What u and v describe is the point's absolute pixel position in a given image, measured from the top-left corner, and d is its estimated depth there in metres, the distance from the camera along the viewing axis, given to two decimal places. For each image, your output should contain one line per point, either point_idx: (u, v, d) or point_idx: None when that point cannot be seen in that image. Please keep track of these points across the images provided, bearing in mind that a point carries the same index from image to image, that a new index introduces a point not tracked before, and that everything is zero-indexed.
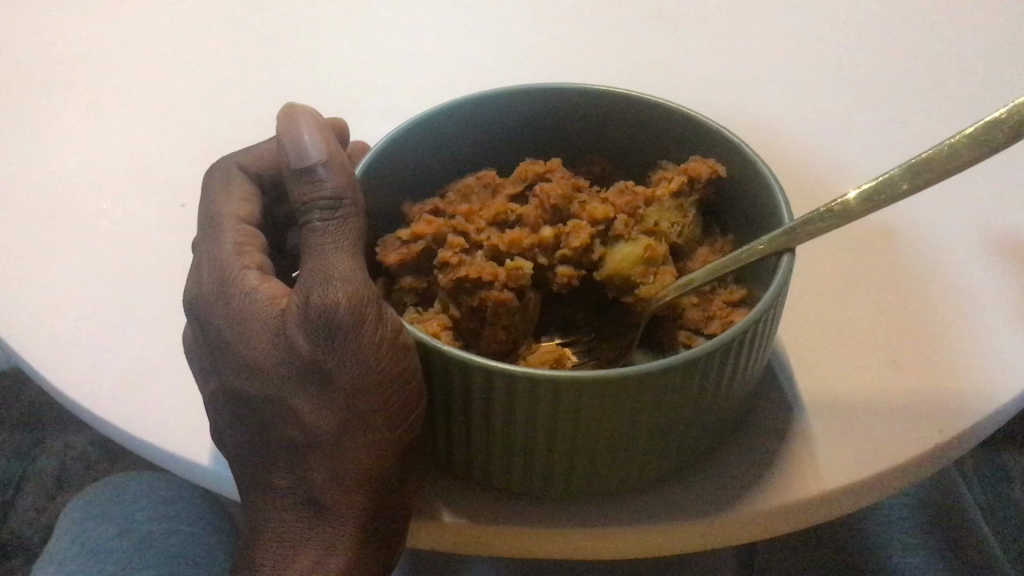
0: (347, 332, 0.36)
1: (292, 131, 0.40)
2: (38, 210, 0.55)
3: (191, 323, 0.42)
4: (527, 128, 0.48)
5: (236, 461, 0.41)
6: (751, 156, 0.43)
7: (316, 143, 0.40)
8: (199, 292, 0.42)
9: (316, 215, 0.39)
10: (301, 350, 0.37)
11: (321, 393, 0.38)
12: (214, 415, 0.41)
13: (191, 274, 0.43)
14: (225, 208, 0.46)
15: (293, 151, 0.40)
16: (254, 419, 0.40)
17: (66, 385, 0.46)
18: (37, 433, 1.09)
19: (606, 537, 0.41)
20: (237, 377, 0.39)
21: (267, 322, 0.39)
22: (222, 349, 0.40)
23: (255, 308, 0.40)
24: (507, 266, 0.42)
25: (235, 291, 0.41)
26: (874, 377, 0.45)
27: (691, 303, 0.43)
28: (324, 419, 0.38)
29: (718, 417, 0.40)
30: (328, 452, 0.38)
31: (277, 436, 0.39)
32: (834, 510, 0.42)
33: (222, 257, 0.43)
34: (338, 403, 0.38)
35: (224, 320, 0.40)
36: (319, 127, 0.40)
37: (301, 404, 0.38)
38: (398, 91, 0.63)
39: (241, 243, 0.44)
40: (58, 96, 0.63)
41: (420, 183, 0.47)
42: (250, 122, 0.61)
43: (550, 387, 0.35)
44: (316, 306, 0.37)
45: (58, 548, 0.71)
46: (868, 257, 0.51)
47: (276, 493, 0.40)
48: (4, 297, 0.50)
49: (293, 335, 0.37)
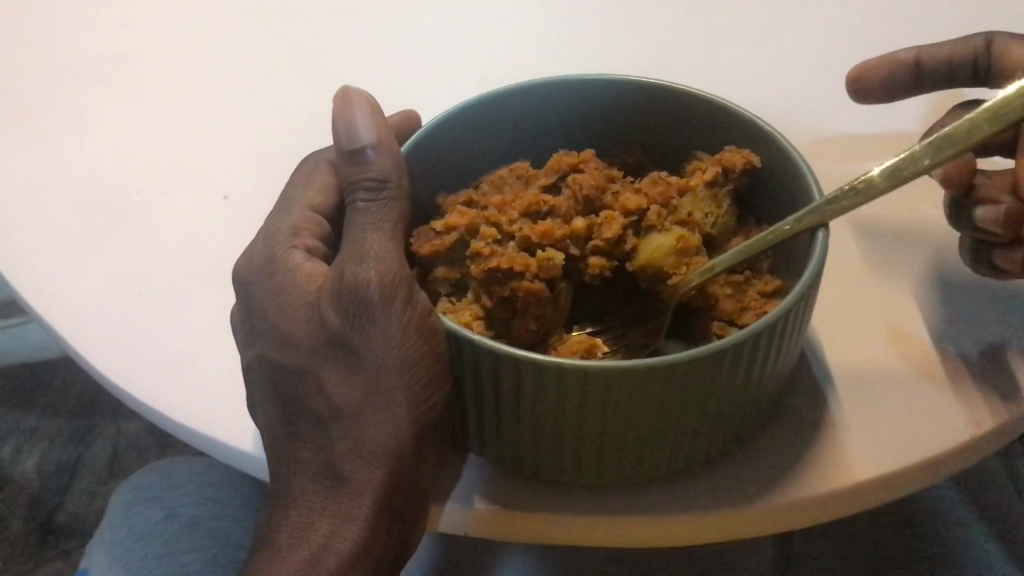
0: (374, 308, 0.38)
1: (344, 113, 0.42)
2: (88, 202, 0.57)
3: (239, 297, 0.44)
4: (562, 120, 0.49)
5: (264, 433, 0.43)
6: (785, 147, 0.43)
7: (368, 124, 0.41)
8: (249, 268, 0.44)
9: (361, 195, 0.41)
10: (333, 322, 0.40)
11: (349, 366, 0.40)
12: (250, 385, 0.43)
13: (246, 252, 0.46)
14: (292, 196, 0.47)
15: (344, 130, 0.42)
16: (281, 391, 0.41)
17: (115, 371, 0.48)
18: (92, 421, 1.13)
19: (636, 525, 0.41)
20: (270, 350, 0.42)
21: (305, 298, 0.42)
22: (261, 322, 0.42)
23: (296, 286, 0.42)
24: (539, 257, 0.42)
25: (279, 267, 0.43)
26: (910, 368, 0.45)
27: (726, 293, 0.43)
28: (347, 392, 0.40)
29: (750, 407, 0.40)
30: (347, 424, 0.40)
31: (303, 407, 0.41)
32: (866, 502, 0.42)
33: (275, 237, 0.45)
34: (363, 378, 0.39)
35: (266, 295, 0.43)
36: (371, 111, 0.42)
37: (329, 376, 0.40)
38: (434, 85, 0.64)
39: (297, 226, 0.45)
40: (106, 89, 0.65)
41: (456, 175, 0.48)
42: (291, 114, 0.62)
43: (578, 377, 0.36)
44: (350, 283, 0.39)
45: (108, 529, 0.73)
46: (907, 245, 0.50)
47: (299, 464, 0.42)
48: (57, 288, 0.52)
49: (329, 308, 0.40)
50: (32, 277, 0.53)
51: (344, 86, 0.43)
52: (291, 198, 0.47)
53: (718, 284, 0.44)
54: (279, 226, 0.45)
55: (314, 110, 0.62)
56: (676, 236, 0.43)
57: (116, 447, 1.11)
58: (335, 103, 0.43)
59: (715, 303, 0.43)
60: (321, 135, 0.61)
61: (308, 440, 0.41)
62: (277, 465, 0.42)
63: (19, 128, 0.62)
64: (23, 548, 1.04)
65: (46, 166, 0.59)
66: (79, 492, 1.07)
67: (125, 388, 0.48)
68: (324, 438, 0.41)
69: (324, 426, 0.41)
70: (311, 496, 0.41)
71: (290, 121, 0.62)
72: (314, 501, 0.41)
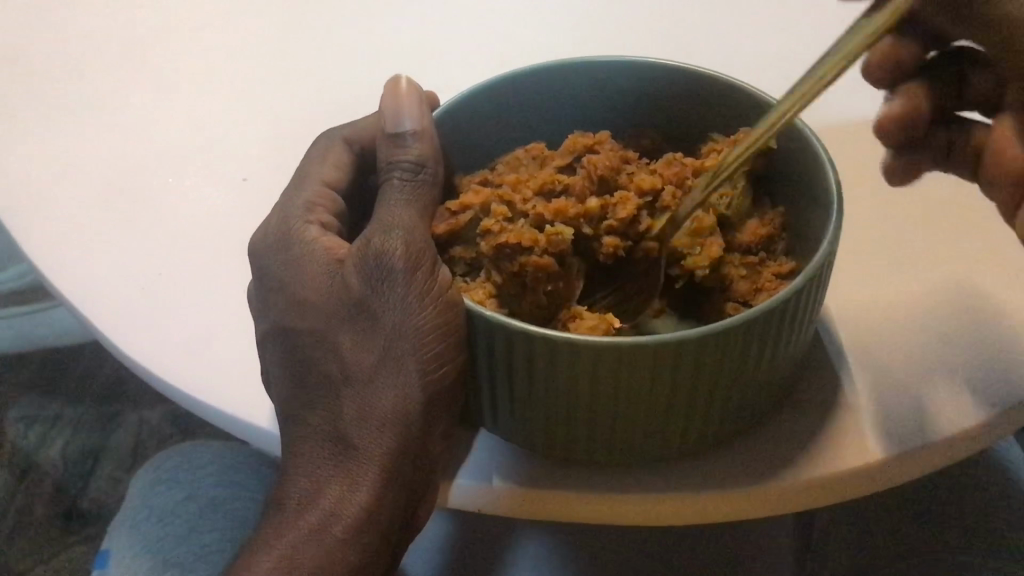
0: (395, 277, 0.40)
1: (393, 99, 0.44)
2: (110, 185, 0.57)
3: (256, 273, 0.46)
4: (578, 103, 0.49)
5: (275, 399, 0.43)
6: (801, 127, 0.43)
7: (413, 113, 0.44)
8: (267, 240, 0.46)
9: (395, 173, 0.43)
10: (355, 288, 0.41)
11: (368, 334, 0.41)
12: (263, 353, 0.44)
13: (262, 226, 0.47)
14: (311, 173, 0.48)
15: (390, 116, 0.44)
16: (296, 358, 0.42)
17: (136, 350, 0.49)
18: (114, 407, 1.15)
19: (650, 503, 0.42)
20: (289, 316, 0.43)
21: (324, 268, 0.43)
22: (280, 290, 0.44)
23: (314, 256, 0.43)
24: (550, 234, 0.42)
25: (297, 238, 0.44)
26: (923, 350, 0.45)
27: (740, 275, 0.44)
28: (363, 357, 0.41)
29: (764, 386, 0.40)
30: (361, 390, 0.41)
31: (316, 371, 0.42)
32: (880, 483, 0.42)
33: (292, 211, 0.46)
34: (381, 344, 0.41)
35: (285, 265, 0.44)
36: (418, 101, 0.44)
37: (346, 343, 0.42)
38: (451, 66, 0.64)
39: (314, 202, 0.46)
40: (127, 75, 0.66)
41: (472, 157, 0.49)
42: (308, 97, 0.63)
43: (589, 354, 0.36)
44: (375, 251, 0.41)
45: (130, 510, 0.76)
46: (924, 226, 0.50)
47: (308, 430, 0.42)
48: (79, 270, 0.53)
49: (352, 275, 0.41)
50: (55, 259, 0.53)
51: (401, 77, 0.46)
52: (307, 174, 0.48)
53: (731, 266, 0.44)
54: (296, 201, 0.46)
55: (331, 93, 0.63)
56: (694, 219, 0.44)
57: (138, 433, 1.12)
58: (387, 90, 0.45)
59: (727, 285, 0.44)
60: (338, 117, 0.61)
61: (317, 408, 0.42)
62: (285, 432, 0.43)
63: (42, 112, 0.63)
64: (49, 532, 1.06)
65: (68, 150, 0.60)
66: (103, 477, 1.09)
67: (146, 366, 0.48)
68: (335, 403, 0.42)
69: (335, 391, 0.42)
70: (316, 461, 0.42)
71: (308, 105, 0.62)
72: (320, 467, 0.42)
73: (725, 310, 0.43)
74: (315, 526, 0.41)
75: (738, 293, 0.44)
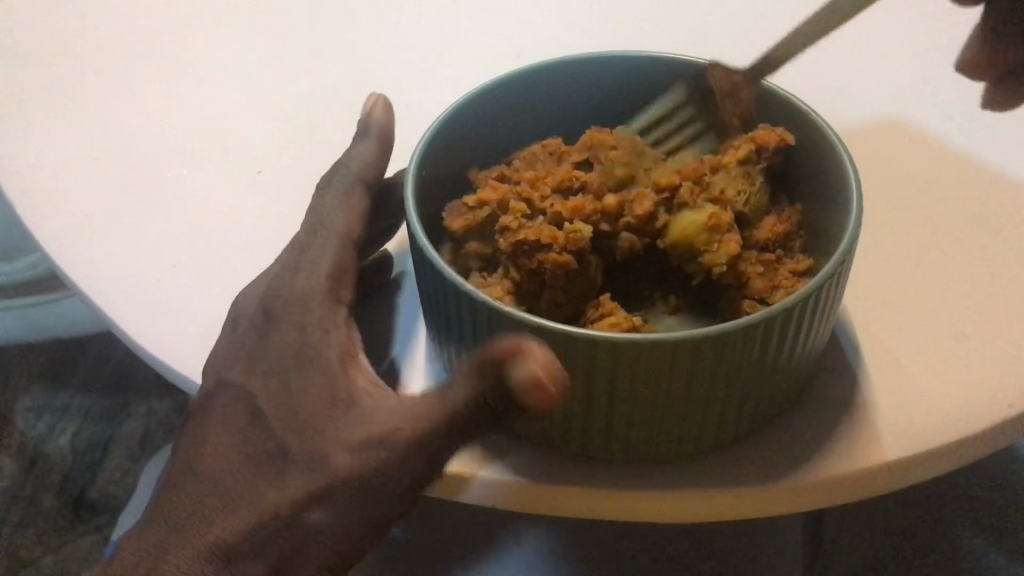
0: (379, 496, 0.38)
1: (519, 351, 0.34)
2: (124, 175, 0.57)
3: (264, 319, 0.43)
4: (595, 99, 0.49)
5: (206, 479, 0.41)
6: (820, 124, 0.43)
7: (528, 369, 0.34)
8: (290, 295, 0.43)
9: (467, 378, 0.36)
10: (329, 458, 0.38)
11: (315, 482, 0.38)
12: (218, 427, 0.42)
13: (289, 267, 0.45)
14: (346, 184, 0.47)
15: (508, 352, 0.34)
16: (250, 443, 0.41)
17: (147, 339, 0.48)
18: (123, 400, 1.15)
19: (661, 500, 0.41)
20: (262, 395, 0.41)
21: (325, 398, 0.40)
22: (278, 380, 0.41)
23: (325, 364, 0.40)
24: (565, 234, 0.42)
25: (304, 318, 0.42)
26: (941, 350, 0.44)
27: (758, 272, 0.43)
28: (304, 505, 0.39)
29: (782, 382, 0.40)
30: (278, 525, 0.39)
31: (261, 490, 0.39)
32: (897, 483, 0.42)
33: (327, 289, 0.43)
34: (324, 507, 0.38)
35: (293, 355, 0.41)
36: (530, 391, 0.34)
37: (291, 468, 0.39)
38: (468, 62, 0.64)
39: (342, 267, 0.44)
40: (141, 68, 0.66)
41: (488, 152, 0.48)
42: (322, 89, 0.63)
43: (608, 351, 0.36)
44: (379, 440, 0.38)
45: (140, 505, 0.79)
46: (940, 226, 0.50)
47: (213, 531, 0.39)
48: (91, 260, 0.52)
49: (338, 436, 0.39)
50: (67, 249, 0.53)
51: (551, 359, 0.34)
52: (329, 223, 0.45)
53: (749, 262, 0.43)
54: (318, 259, 0.44)
55: (346, 86, 0.63)
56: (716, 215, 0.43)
57: (146, 426, 1.13)
58: (510, 370, 0.34)
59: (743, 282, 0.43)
60: (352, 109, 0.61)
61: (231, 504, 0.40)
62: (189, 482, 0.41)
63: (57, 102, 0.63)
64: (57, 521, 1.06)
65: (83, 140, 0.60)
66: (111, 469, 1.09)
67: (157, 356, 0.48)
68: (248, 513, 0.39)
69: (256, 513, 0.39)
70: (193, 532, 0.40)
71: (325, 99, 0.62)
72: (188, 537, 0.40)
73: (742, 306, 0.43)
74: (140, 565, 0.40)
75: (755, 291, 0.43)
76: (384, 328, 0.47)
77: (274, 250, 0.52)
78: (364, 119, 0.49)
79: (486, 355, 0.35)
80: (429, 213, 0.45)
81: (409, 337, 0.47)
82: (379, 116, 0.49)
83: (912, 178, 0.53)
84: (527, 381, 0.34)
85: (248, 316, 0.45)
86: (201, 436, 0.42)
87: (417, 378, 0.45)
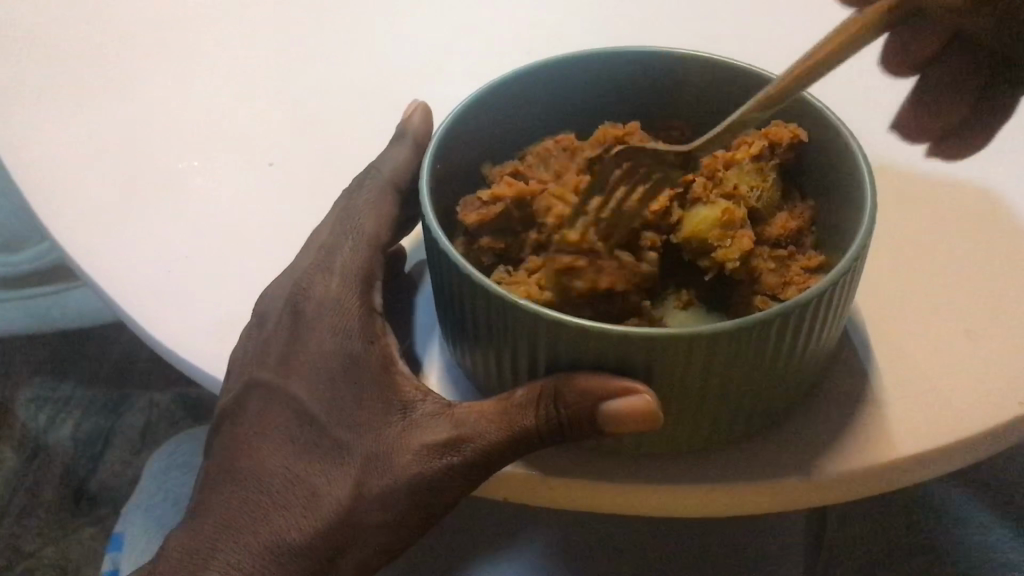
0: (440, 494, 0.41)
1: (610, 395, 0.36)
2: (135, 167, 0.57)
3: (289, 316, 0.43)
4: (607, 94, 0.49)
5: (250, 481, 0.40)
6: (832, 122, 0.43)
7: (612, 411, 0.37)
8: (321, 297, 0.43)
9: (548, 403, 0.38)
10: (396, 467, 0.40)
11: (380, 484, 0.40)
12: (257, 426, 0.41)
13: (311, 263, 0.44)
14: (374, 182, 0.47)
15: (595, 388, 0.36)
16: (300, 444, 0.41)
17: (159, 330, 0.49)
18: (124, 391, 1.15)
19: (672, 493, 0.41)
20: (308, 399, 0.41)
21: (383, 405, 0.41)
22: (324, 383, 0.41)
23: (376, 375, 0.41)
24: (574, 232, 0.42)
25: (346, 323, 0.42)
26: (951, 346, 0.45)
27: (769, 268, 0.43)
28: (363, 505, 0.40)
29: (795, 377, 0.40)
30: (338, 524, 0.40)
31: (317, 490, 0.40)
32: (906, 479, 0.42)
33: (361, 292, 0.43)
34: (384, 505, 0.40)
35: (337, 358, 0.41)
36: (613, 423, 0.37)
37: (351, 471, 0.40)
38: (478, 57, 0.64)
39: (369, 269, 0.44)
40: (151, 58, 0.66)
41: (500, 146, 0.49)
42: (331, 83, 0.63)
43: (620, 344, 0.36)
44: (445, 449, 0.40)
45: (144, 496, 0.80)
46: (948, 225, 0.50)
47: (269, 534, 0.40)
48: (102, 250, 0.52)
49: (401, 441, 0.41)
50: (77, 238, 0.53)
51: (655, 401, 0.36)
52: (359, 226, 0.45)
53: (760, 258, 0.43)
54: (352, 262, 0.44)
55: (355, 80, 0.63)
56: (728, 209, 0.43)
57: (147, 417, 1.13)
58: (612, 403, 0.36)
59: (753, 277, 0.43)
60: (362, 103, 0.61)
61: (287, 505, 0.40)
62: (229, 483, 0.41)
63: (67, 91, 0.63)
64: (59, 513, 1.05)
65: (94, 132, 0.60)
66: (112, 460, 1.09)
67: (168, 346, 0.48)
68: (307, 513, 0.40)
69: (314, 514, 0.40)
70: (248, 534, 0.40)
71: (335, 92, 0.62)
72: (244, 539, 0.40)
73: (753, 303, 0.43)
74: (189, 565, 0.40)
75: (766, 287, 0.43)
76: (402, 320, 0.48)
77: (285, 243, 0.52)
78: (402, 123, 0.50)
79: (586, 389, 0.36)
80: (443, 206, 0.45)
81: (427, 331, 0.47)
82: (418, 121, 0.50)
83: (922, 177, 0.53)
84: (627, 409, 0.36)
85: (266, 311, 0.44)
86: (239, 436, 0.42)
87: (434, 372, 0.45)
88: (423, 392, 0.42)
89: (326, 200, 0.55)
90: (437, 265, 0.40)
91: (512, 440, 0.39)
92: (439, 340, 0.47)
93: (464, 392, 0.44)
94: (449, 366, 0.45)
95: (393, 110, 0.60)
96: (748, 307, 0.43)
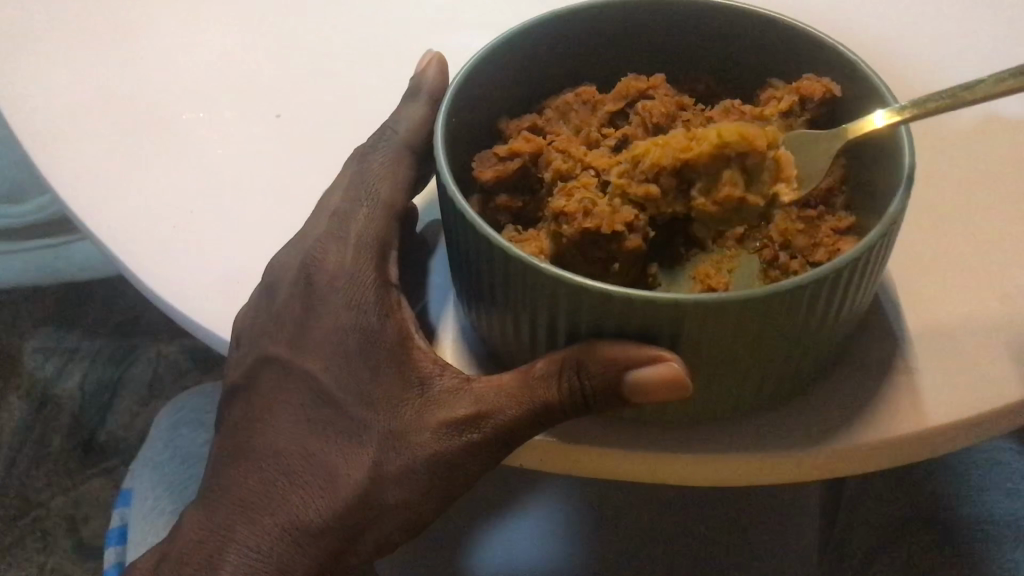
0: (459, 471, 0.40)
1: (640, 368, 0.35)
2: (138, 118, 0.56)
3: (302, 284, 0.42)
4: (630, 44, 0.47)
5: (265, 462, 0.40)
6: (869, 76, 0.41)
7: (639, 383, 0.35)
8: (337, 266, 0.41)
9: (571, 374, 0.37)
10: (415, 443, 0.39)
11: (397, 463, 0.39)
12: (270, 404, 0.41)
13: (324, 229, 0.43)
14: (390, 140, 0.45)
15: (624, 359, 0.35)
16: (314, 421, 0.40)
17: (163, 288, 0.47)
18: (132, 341, 1.14)
19: (697, 462, 0.40)
20: (324, 374, 0.40)
21: (398, 383, 0.39)
22: (340, 356, 0.40)
23: (390, 349, 0.40)
24: (574, 183, 0.41)
25: (360, 295, 0.41)
26: (984, 309, 0.43)
27: (765, 161, 0.41)
28: (381, 484, 0.39)
29: (826, 345, 0.38)
30: (355, 504, 0.40)
31: (333, 468, 0.39)
32: (936, 449, 0.41)
33: (381, 259, 0.42)
34: (404, 484, 0.40)
35: (350, 331, 0.40)
36: (643, 391, 0.35)
37: (367, 449, 0.39)
38: (494, 5, 0.62)
39: (380, 231, 0.42)
40: (156, 7, 0.64)
41: (518, 99, 0.46)
42: (343, 30, 0.61)
43: (646, 309, 0.34)
44: (467, 425, 0.39)
45: (151, 451, 0.79)
46: (978, 182, 0.49)
47: (286, 511, 0.39)
48: (105, 205, 0.51)
49: (419, 418, 0.39)
50: (79, 194, 0.51)
51: (681, 368, 0.35)
52: (373, 190, 0.43)
53: (760, 158, 0.40)
54: (367, 230, 0.42)
55: (369, 27, 0.61)
56: (773, 160, 0.41)
57: (155, 368, 1.12)
58: (637, 372, 0.35)
59: (750, 158, 0.40)
60: (374, 49, 0.59)
61: (303, 485, 0.40)
62: (242, 462, 0.40)
63: (69, 41, 0.61)
64: (68, 464, 1.05)
65: (98, 83, 0.58)
66: (120, 411, 1.09)
67: (175, 306, 0.47)
68: (324, 494, 0.39)
69: (330, 491, 0.39)
70: (265, 516, 0.40)
71: (343, 43, 0.60)
72: (259, 520, 0.40)
73: (722, 177, 0.40)
74: (206, 548, 0.40)
75: (744, 166, 0.40)
76: (415, 281, 0.46)
77: (294, 197, 0.51)
78: (416, 78, 0.48)
79: (612, 359, 0.35)
80: (457, 161, 0.43)
81: (441, 293, 0.46)
82: (434, 75, 0.48)
83: (955, 131, 0.51)
84: (656, 379, 0.35)
85: (275, 277, 0.43)
86: (252, 411, 0.41)
87: (449, 337, 0.44)
88: (441, 366, 0.40)
89: (335, 155, 0.53)
90: (454, 228, 0.38)
91: (534, 415, 0.38)
92: (453, 302, 0.45)
93: (481, 360, 0.43)
94: (463, 332, 0.44)
95: (405, 62, 0.58)
96: (688, 191, 0.41)
